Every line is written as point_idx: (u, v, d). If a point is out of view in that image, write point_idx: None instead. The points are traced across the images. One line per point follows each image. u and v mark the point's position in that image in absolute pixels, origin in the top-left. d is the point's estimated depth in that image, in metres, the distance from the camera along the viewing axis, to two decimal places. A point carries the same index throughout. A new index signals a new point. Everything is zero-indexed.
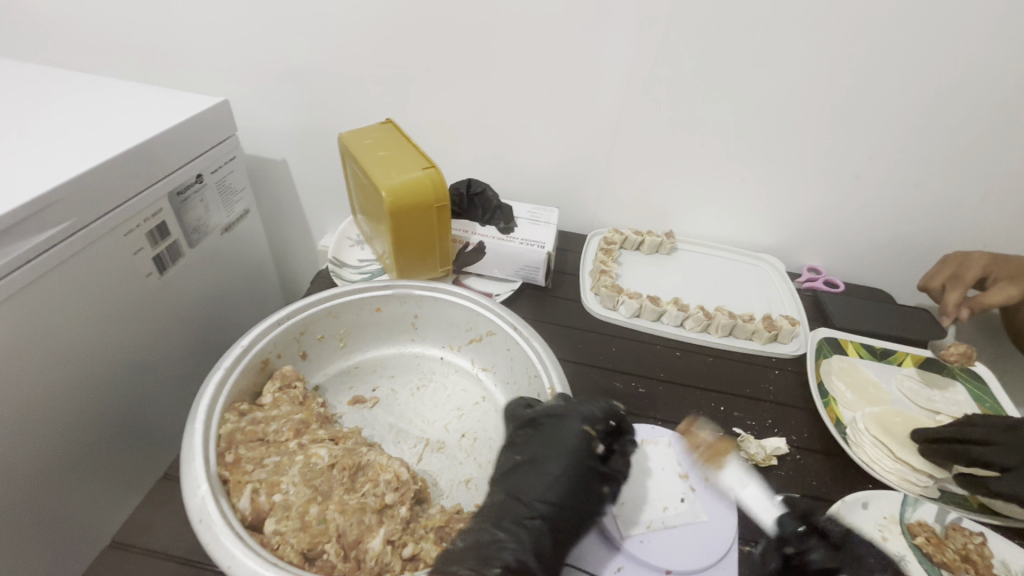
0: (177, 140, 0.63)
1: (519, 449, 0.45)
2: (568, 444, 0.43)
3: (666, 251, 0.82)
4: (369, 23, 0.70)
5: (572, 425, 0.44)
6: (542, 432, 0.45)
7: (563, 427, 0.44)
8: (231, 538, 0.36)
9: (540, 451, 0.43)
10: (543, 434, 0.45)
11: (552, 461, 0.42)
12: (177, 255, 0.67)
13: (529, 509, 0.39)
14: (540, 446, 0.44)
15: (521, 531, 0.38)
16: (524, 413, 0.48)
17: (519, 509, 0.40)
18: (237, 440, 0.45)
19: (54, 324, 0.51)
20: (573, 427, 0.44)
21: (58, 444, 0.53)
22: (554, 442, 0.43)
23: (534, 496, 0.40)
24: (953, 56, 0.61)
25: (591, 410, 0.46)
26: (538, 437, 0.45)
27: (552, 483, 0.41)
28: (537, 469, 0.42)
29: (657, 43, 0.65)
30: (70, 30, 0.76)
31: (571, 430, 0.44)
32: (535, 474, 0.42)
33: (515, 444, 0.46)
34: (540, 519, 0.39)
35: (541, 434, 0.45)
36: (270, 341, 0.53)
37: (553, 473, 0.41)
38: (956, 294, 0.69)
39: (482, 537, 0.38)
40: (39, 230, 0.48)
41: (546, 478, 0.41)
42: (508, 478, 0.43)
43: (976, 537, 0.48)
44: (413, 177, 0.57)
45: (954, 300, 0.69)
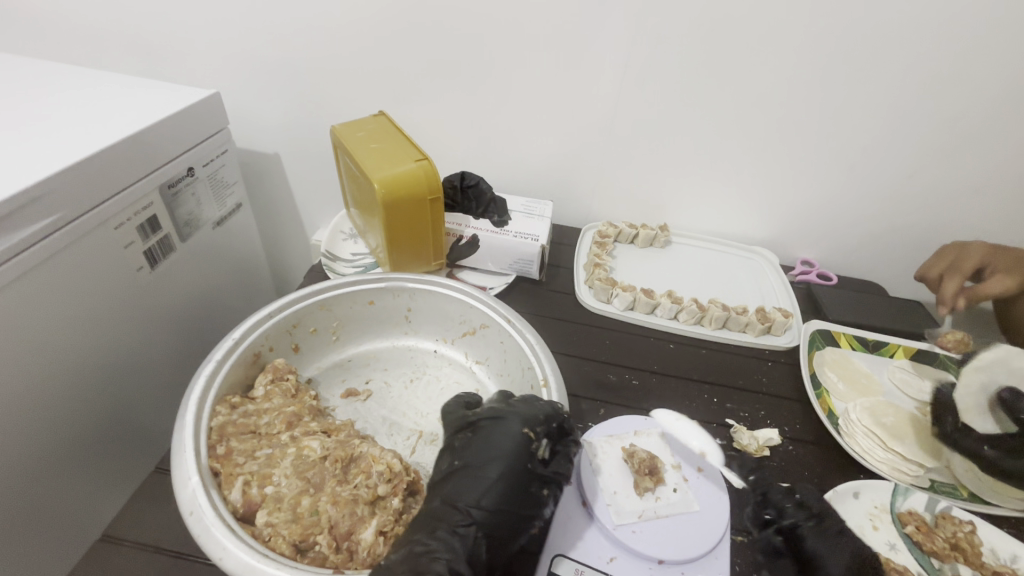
0: (168, 133, 0.62)
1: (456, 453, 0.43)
2: (506, 447, 0.41)
3: (660, 244, 0.82)
4: (362, 14, 0.70)
5: (511, 427, 0.43)
6: (478, 435, 0.43)
7: (502, 430, 0.42)
8: (222, 530, 0.36)
9: (476, 455, 0.41)
10: (480, 437, 0.42)
11: (489, 465, 0.40)
12: (169, 249, 0.66)
13: (464, 515, 0.38)
14: (475, 450, 0.41)
15: (456, 539, 0.37)
16: (464, 416, 0.46)
17: (453, 515, 0.38)
18: (228, 432, 0.45)
19: (43, 318, 0.50)
20: (512, 430, 0.42)
21: (47, 439, 0.52)
22: (491, 445, 0.41)
23: (470, 502, 0.38)
24: (946, 48, 0.61)
25: (532, 412, 0.44)
26: (476, 439, 0.42)
27: (489, 488, 0.39)
28: (473, 473, 0.40)
29: (651, 35, 0.65)
30: (58, 22, 0.75)
31: (512, 433, 0.42)
32: (470, 479, 0.40)
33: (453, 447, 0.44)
34: (475, 526, 0.37)
35: (478, 436, 0.43)
36: (262, 334, 0.53)
37: (492, 478, 0.39)
38: (954, 282, 0.69)
39: (414, 545, 0.36)
40: (28, 224, 0.47)
41: (482, 483, 0.39)
42: (444, 483, 0.41)
43: (964, 526, 0.48)
44: (406, 170, 0.57)
45: (952, 288, 0.69)
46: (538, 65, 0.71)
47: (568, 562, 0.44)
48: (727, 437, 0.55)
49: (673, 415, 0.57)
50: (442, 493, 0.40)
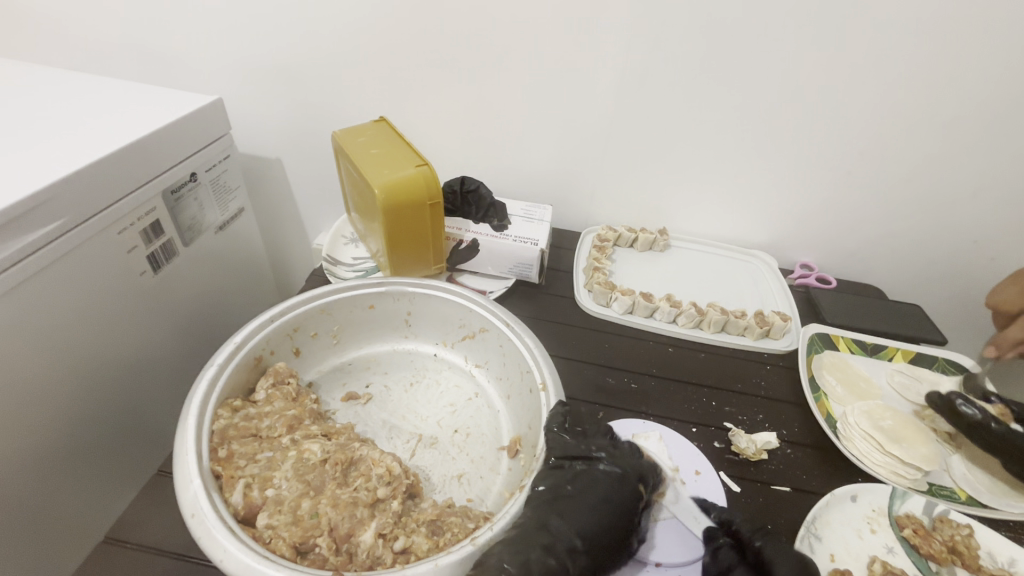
0: (171, 138, 0.63)
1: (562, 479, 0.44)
2: (619, 491, 0.43)
3: (659, 248, 0.82)
4: (362, 19, 0.70)
5: (628, 478, 0.45)
6: (592, 473, 0.44)
7: (619, 476, 0.44)
8: (223, 532, 0.37)
9: (589, 488, 0.43)
10: (593, 474, 0.44)
11: (604, 506, 0.42)
12: (172, 254, 0.67)
13: (577, 544, 0.39)
14: (587, 485, 0.43)
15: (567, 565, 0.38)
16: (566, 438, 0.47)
17: (565, 539, 0.39)
18: (229, 435, 0.45)
19: (47, 321, 0.51)
20: (629, 481, 0.44)
21: (50, 441, 0.53)
22: (605, 485, 0.43)
23: (579, 530, 0.40)
24: (940, 54, 0.61)
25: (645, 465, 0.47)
26: (589, 473, 0.44)
27: (601, 526, 0.41)
28: (590, 505, 0.42)
29: (648, 40, 0.66)
30: (62, 30, 0.76)
31: (631, 481, 0.44)
32: (582, 510, 0.41)
33: (556, 470, 0.45)
34: (581, 557, 0.39)
35: (590, 472, 0.44)
36: (264, 337, 0.53)
37: (606, 515, 0.41)
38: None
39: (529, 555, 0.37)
40: (32, 229, 0.48)
41: (597, 518, 0.41)
42: (552, 505, 0.41)
43: (963, 529, 0.48)
44: (406, 175, 0.58)
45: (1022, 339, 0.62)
46: (536, 70, 0.71)
47: None
48: (725, 441, 0.55)
49: (672, 419, 0.57)
50: (552, 515, 0.40)
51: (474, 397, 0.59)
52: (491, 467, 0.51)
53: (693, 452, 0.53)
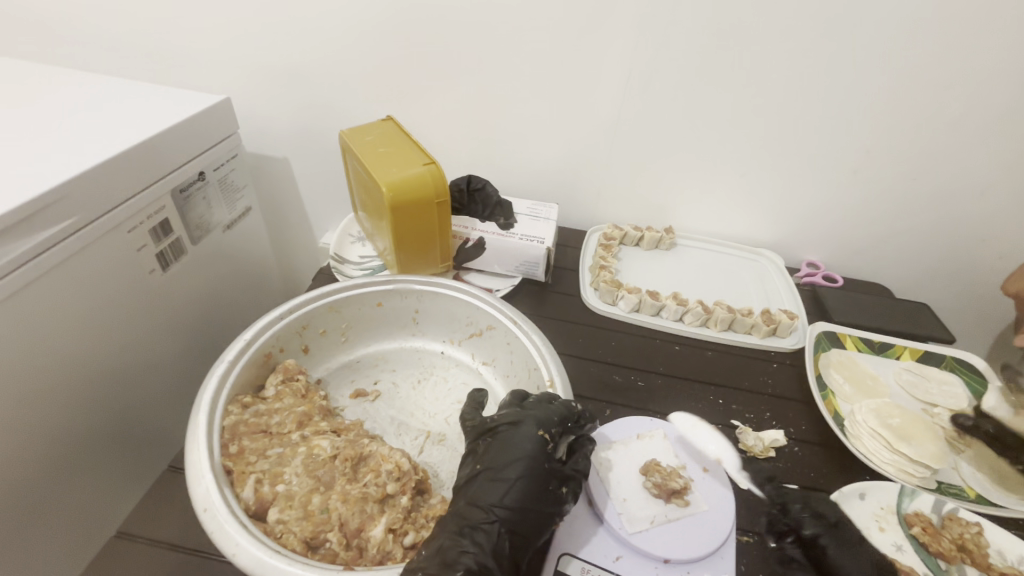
0: (180, 138, 0.63)
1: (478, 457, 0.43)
2: (520, 449, 0.42)
3: (665, 246, 0.82)
4: (368, 19, 0.71)
5: (526, 430, 0.43)
6: (497, 440, 0.43)
7: (516, 433, 0.43)
8: (235, 527, 0.37)
9: (495, 457, 0.42)
10: (495, 443, 0.43)
11: (508, 468, 0.41)
12: (180, 252, 0.68)
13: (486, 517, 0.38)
14: (497, 453, 0.42)
15: (481, 539, 0.37)
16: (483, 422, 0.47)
17: (475, 515, 0.38)
18: (240, 431, 0.45)
19: (59, 319, 0.51)
20: (528, 432, 0.43)
21: (63, 437, 0.53)
22: (507, 449, 0.42)
23: (492, 500, 0.39)
24: (947, 52, 0.61)
25: (546, 414, 0.45)
26: (490, 446, 0.43)
27: (509, 488, 0.39)
28: (489, 477, 0.40)
29: (654, 39, 0.66)
30: (72, 31, 0.77)
31: (525, 434, 0.43)
32: (490, 481, 0.40)
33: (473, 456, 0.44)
34: (498, 523, 0.38)
35: (496, 441, 0.43)
36: (273, 335, 0.54)
37: (507, 479, 0.40)
38: None
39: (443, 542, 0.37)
40: (45, 227, 0.49)
41: (503, 485, 0.40)
42: (466, 488, 0.41)
43: (972, 528, 0.48)
44: (413, 173, 0.58)
45: None
46: (542, 68, 0.71)
47: (575, 561, 0.44)
48: (732, 438, 0.55)
49: (678, 417, 0.57)
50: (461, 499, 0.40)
51: None
52: None
53: (699, 448, 0.53)
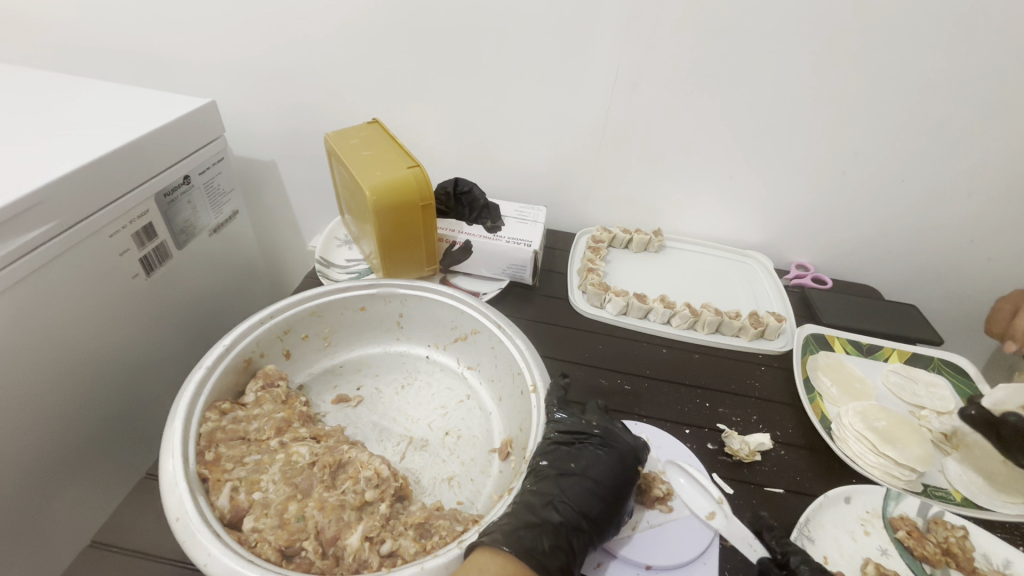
0: (165, 141, 0.63)
1: (570, 458, 0.45)
2: (624, 472, 0.45)
3: (654, 248, 0.82)
4: (354, 22, 0.70)
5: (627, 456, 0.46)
6: (595, 452, 0.46)
7: (620, 453, 0.46)
8: (208, 536, 0.36)
9: (595, 467, 0.44)
10: (596, 452, 0.45)
11: (607, 485, 0.43)
12: (165, 256, 0.67)
13: (581, 522, 0.41)
14: (595, 465, 0.44)
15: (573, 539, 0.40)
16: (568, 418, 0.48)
17: (570, 516, 0.41)
18: (217, 438, 0.45)
19: (36, 324, 0.51)
20: (630, 456, 0.46)
21: (41, 444, 0.53)
22: (605, 464, 0.45)
23: (585, 508, 0.42)
24: (933, 54, 0.61)
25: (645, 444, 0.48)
26: (587, 451, 0.45)
27: (604, 504, 0.42)
28: (587, 484, 0.43)
29: (641, 39, 0.66)
30: (55, 31, 0.76)
31: (624, 457, 0.46)
32: (587, 490, 0.43)
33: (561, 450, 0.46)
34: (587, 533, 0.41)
35: (594, 452, 0.45)
36: (253, 340, 0.53)
37: (604, 493, 0.43)
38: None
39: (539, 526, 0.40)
40: (24, 231, 0.48)
41: (602, 499, 0.43)
42: (557, 485, 0.43)
43: (957, 531, 0.48)
44: (398, 176, 0.57)
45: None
46: (530, 69, 0.71)
47: None
48: (718, 442, 0.55)
49: (665, 421, 0.57)
50: (555, 492, 0.42)
51: (465, 399, 0.58)
52: (482, 469, 0.51)
53: (684, 454, 0.53)
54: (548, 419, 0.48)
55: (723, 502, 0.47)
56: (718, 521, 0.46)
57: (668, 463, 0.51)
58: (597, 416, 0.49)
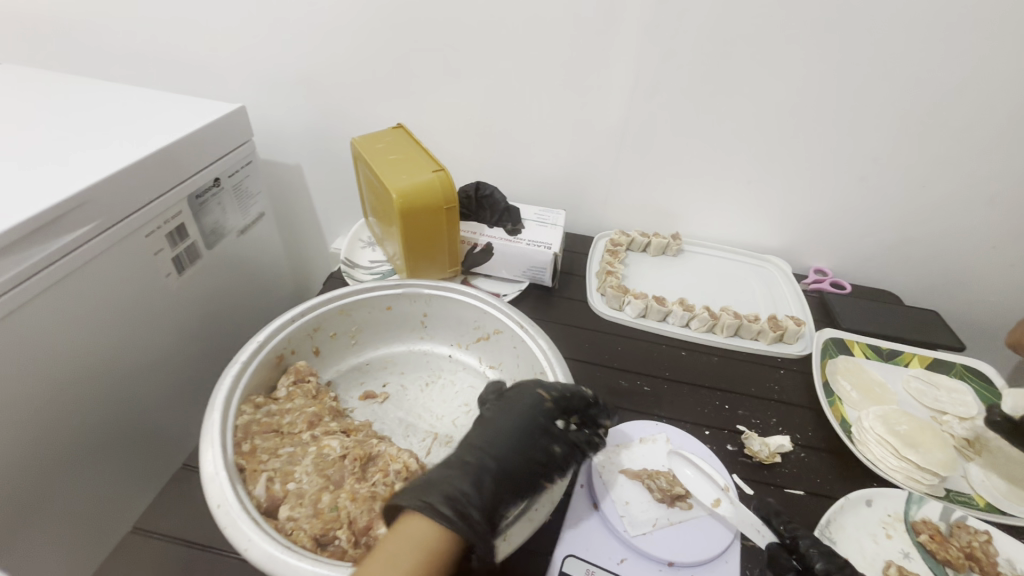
0: (197, 145, 0.65)
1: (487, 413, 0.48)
2: (522, 411, 0.47)
3: (672, 252, 0.83)
4: (381, 29, 0.72)
5: (528, 394, 0.48)
6: (504, 401, 0.49)
7: (520, 396, 0.48)
8: (247, 523, 0.38)
9: (501, 416, 0.47)
10: (503, 404, 0.48)
11: (506, 423, 0.46)
12: (195, 256, 0.69)
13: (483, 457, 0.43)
14: (501, 410, 0.47)
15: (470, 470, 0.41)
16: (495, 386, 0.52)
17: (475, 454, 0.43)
18: (253, 430, 0.47)
19: (76, 321, 0.53)
20: (530, 395, 0.48)
21: (82, 434, 0.55)
22: (510, 408, 0.47)
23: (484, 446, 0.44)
24: (953, 61, 0.61)
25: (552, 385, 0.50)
26: (499, 407, 0.48)
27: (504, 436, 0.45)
28: (490, 430, 0.45)
29: (661, 47, 0.67)
30: (97, 41, 0.79)
31: (528, 400, 0.48)
32: (488, 432, 0.45)
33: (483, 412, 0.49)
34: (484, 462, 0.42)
35: (503, 403, 0.49)
36: (285, 337, 0.55)
37: (508, 436, 0.45)
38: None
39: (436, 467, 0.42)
40: (67, 232, 0.50)
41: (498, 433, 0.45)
42: (469, 436, 0.46)
43: (981, 536, 0.48)
44: (422, 180, 0.59)
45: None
46: (551, 76, 0.73)
47: (579, 562, 0.44)
48: (738, 443, 0.55)
49: (684, 421, 0.57)
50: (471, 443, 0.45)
51: None
52: None
53: (706, 453, 0.53)
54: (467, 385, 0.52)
55: (729, 490, 0.49)
56: (725, 508, 0.48)
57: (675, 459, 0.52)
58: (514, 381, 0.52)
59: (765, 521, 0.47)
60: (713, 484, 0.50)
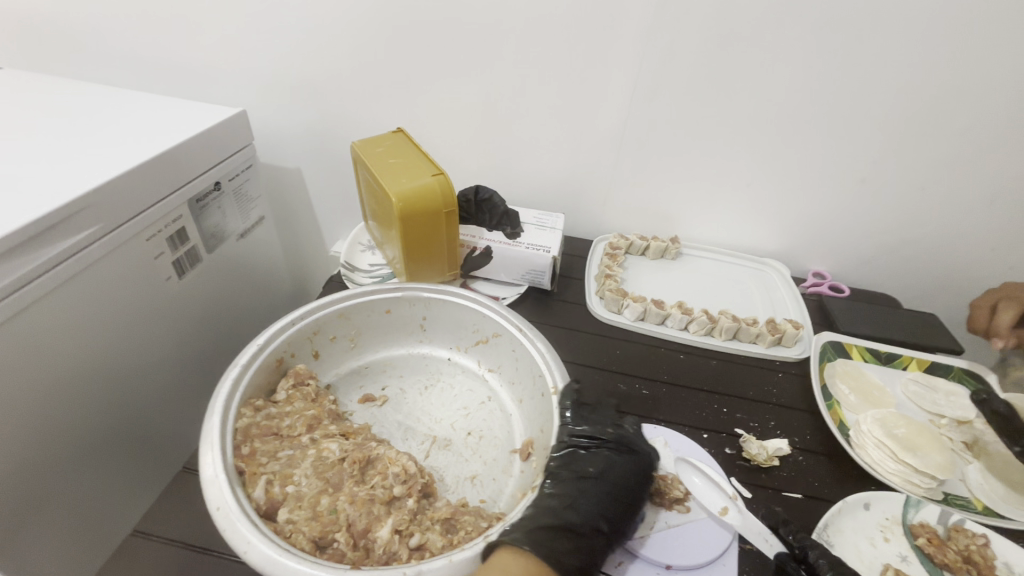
0: (198, 149, 0.66)
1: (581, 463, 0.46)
2: (636, 479, 0.46)
3: (670, 255, 0.83)
4: (380, 33, 0.73)
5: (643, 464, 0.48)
6: (610, 456, 0.47)
7: (629, 460, 0.47)
8: (247, 525, 0.38)
9: (609, 471, 0.45)
10: (610, 456, 0.47)
11: (620, 490, 0.45)
12: (195, 260, 0.70)
13: (600, 524, 0.42)
14: (611, 469, 0.46)
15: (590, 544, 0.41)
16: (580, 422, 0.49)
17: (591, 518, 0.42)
18: (252, 433, 0.47)
19: (77, 324, 0.53)
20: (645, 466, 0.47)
21: (82, 436, 0.55)
22: (619, 469, 0.46)
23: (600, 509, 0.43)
24: (948, 65, 0.62)
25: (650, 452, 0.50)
26: (602, 456, 0.47)
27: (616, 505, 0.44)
28: (604, 485, 0.44)
29: (658, 51, 0.67)
30: (99, 45, 0.80)
31: (642, 467, 0.48)
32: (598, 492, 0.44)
33: (582, 455, 0.47)
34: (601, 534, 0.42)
35: (609, 456, 0.47)
36: (285, 340, 0.55)
37: (620, 496, 0.44)
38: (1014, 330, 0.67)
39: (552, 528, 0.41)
40: (69, 235, 0.51)
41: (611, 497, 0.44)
42: (579, 487, 0.44)
43: (979, 539, 0.48)
44: (421, 184, 0.59)
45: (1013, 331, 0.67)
46: (550, 80, 0.73)
47: None
48: (736, 447, 0.56)
49: (683, 425, 0.58)
50: (575, 494, 0.43)
51: (487, 401, 0.60)
52: (503, 469, 0.52)
53: (703, 456, 0.53)
54: (562, 427, 0.49)
55: (736, 499, 0.49)
56: (732, 517, 0.47)
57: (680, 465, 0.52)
58: (612, 424, 0.50)
59: (769, 531, 0.47)
60: (719, 492, 0.49)
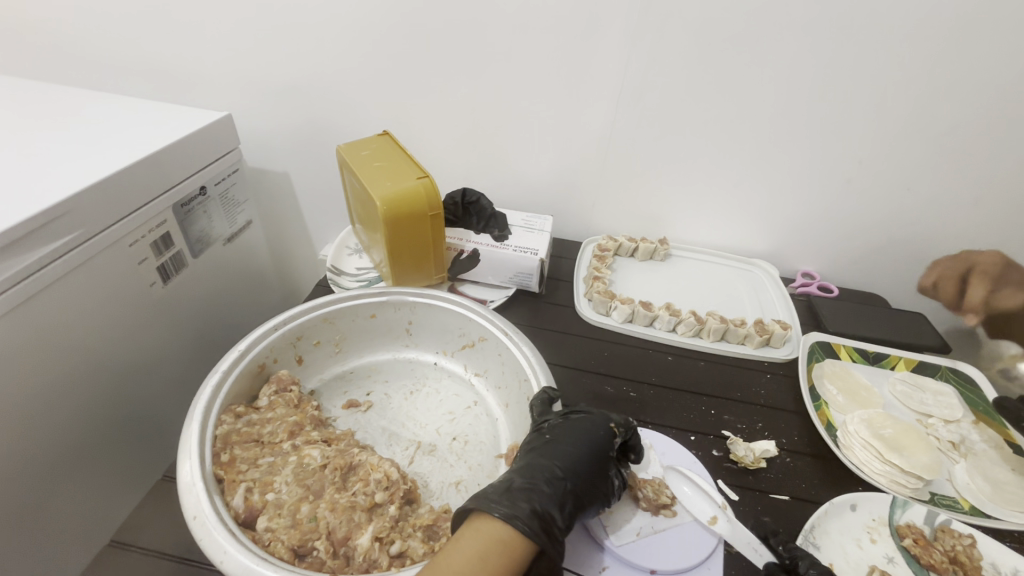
0: (182, 153, 0.65)
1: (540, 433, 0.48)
2: (591, 437, 0.47)
3: (659, 257, 0.83)
4: (367, 35, 0.73)
5: (597, 422, 0.48)
6: (565, 421, 0.48)
7: (586, 420, 0.48)
8: (223, 534, 0.37)
9: (562, 433, 0.46)
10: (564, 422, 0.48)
11: (577, 446, 0.45)
12: (181, 265, 0.69)
13: (554, 474, 0.42)
14: (564, 430, 0.47)
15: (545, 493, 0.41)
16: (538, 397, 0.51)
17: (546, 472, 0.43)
18: (232, 440, 0.46)
19: (58, 331, 0.52)
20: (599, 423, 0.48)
21: (65, 445, 0.55)
22: (574, 429, 0.47)
23: (552, 464, 0.43)
24: (933, 65, 0.62)
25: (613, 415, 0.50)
26: (560, 422, 0.48)
27: (572, 458, 0.44)
28: (559, 445, 0.45)
29: (645, 52, 0.67)
30: (84, 48, 0.79)
31: (599, 424, 0.48)
32: (552, 451, 0.45)
33: (541, 427, 0.48)
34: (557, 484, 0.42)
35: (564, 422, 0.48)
36: (267, 346, 0.54)
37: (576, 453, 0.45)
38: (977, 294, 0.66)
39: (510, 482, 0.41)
40: (49, 241, 0.50)
41: (565, 453, 0.45)
42: (533, 451, 0.45)
43: (964, 539, 0.48)
44: (406, 187, 0.59)
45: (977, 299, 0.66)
46: (537, 81, 0.73)
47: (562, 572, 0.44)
48: (723, 449, 0.55)
49: (670, 426, 0.57)
50: (531, 458, 0.45)
51: (473, 406, 0.59)
52: (489, 474, 0.52)
53: (689, 460, 0.53)
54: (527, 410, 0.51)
55: (727, 508, 0.48)
56: (721, 526, 0.47)
57: (669, 473, 0.51)
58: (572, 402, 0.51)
59: (761, 542, 0.46)
60: (709, 501, 0.48)
